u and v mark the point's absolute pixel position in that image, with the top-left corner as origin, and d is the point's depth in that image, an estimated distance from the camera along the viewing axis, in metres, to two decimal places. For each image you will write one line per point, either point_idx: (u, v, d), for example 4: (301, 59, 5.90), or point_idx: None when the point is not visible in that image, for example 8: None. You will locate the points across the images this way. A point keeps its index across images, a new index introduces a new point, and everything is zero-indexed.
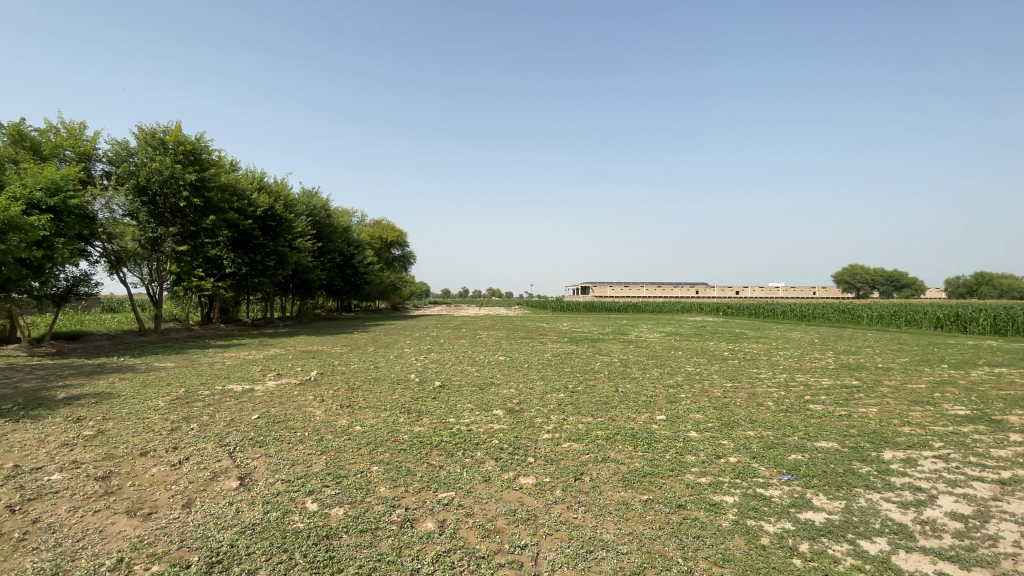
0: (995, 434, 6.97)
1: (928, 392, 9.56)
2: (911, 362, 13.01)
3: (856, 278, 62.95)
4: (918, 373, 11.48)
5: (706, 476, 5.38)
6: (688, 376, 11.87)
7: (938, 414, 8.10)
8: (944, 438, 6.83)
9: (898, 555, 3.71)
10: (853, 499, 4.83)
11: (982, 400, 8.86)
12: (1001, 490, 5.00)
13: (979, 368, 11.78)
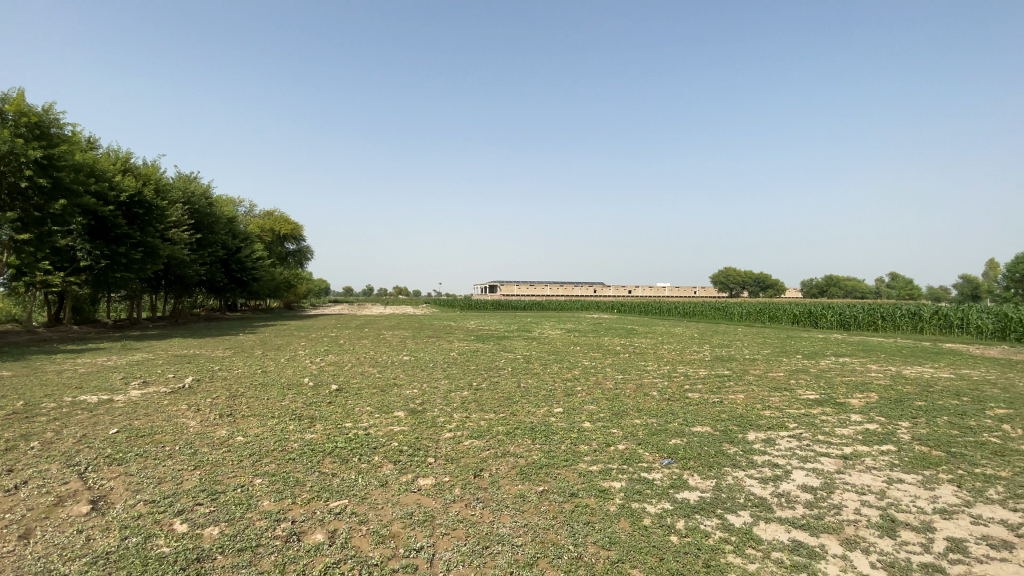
0: (835, 415, 8.15)
1: (786, 380, 10.98)
2: (772, 353, 14.86)
3: (731, 279, 70.66)
4: (777, 363, 13.10)
5: (597, 464, 5.64)
6: (586, 370, 12.44)
7: (793, 398, 9.31)
8: (798, 420, 7.86)
9: (759, 526, 4.16)
10: (723, 477, 5.35)
11: (828, 386, 10.35)
12: (840, 463, 5.84)
13: (824, 358, 13.77)
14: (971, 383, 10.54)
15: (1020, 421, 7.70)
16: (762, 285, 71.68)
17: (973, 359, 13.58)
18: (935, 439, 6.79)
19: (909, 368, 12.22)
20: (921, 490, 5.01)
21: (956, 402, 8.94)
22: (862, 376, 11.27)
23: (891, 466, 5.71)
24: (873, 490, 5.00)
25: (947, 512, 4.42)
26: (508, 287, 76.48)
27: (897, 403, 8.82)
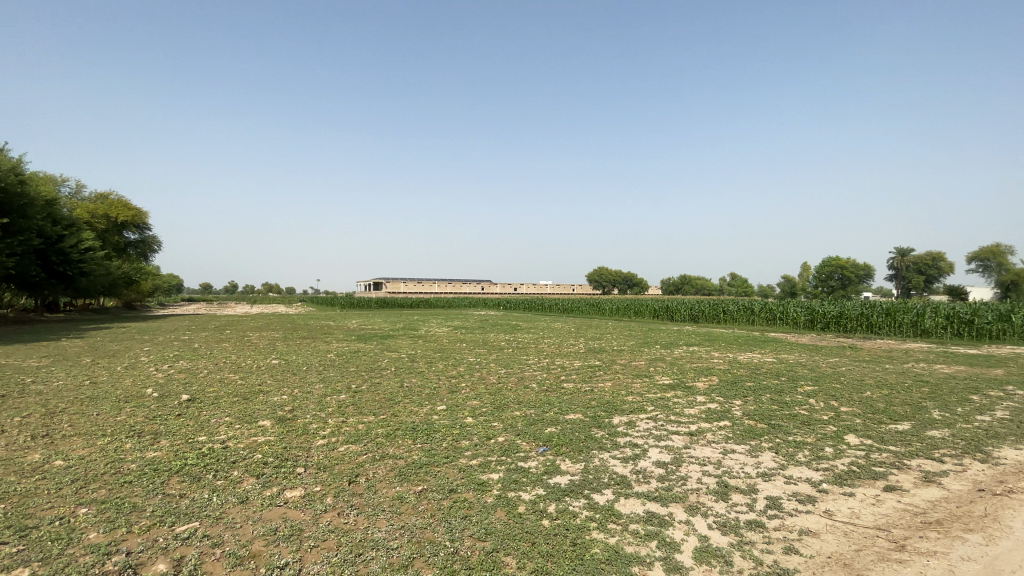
0: (686, 397, 9.24)
1: (646, 367, 12.19)
2: (636, 344, 16.41)
3: (604, 278, 76.57)
4: (642, 353, 14.47)
5: (477, 458, 5.73)
6: (469, 366, 12.56)
7: (652, 383, 10.38)
8: (655, 402, 8.78)
9: (619, 502, 4.56)
10: (591, 459, 5.77)
11: (680, 371, 11.72)
12: (689, 440, 6.63)
13: (678, 347, 15.57)
14: (788, 365, 12.67)
15: (819, 395, 9.46)
16: (631, 284, 78.67)
17: (789, 345, 16.33)
18: (760, 413, 8.04)
19: (744, 354, 14.30)
20: (749, 457, 5.90)
21: (776, 381, 10.70)
22: (708, 362, 12.93)
23: (728, 439, 6.63)
24: (713, 461, 5.75)
25: (767, 476, 5.25)
26: (393, 284, 74.18)
27: (733, 384, 10.27)
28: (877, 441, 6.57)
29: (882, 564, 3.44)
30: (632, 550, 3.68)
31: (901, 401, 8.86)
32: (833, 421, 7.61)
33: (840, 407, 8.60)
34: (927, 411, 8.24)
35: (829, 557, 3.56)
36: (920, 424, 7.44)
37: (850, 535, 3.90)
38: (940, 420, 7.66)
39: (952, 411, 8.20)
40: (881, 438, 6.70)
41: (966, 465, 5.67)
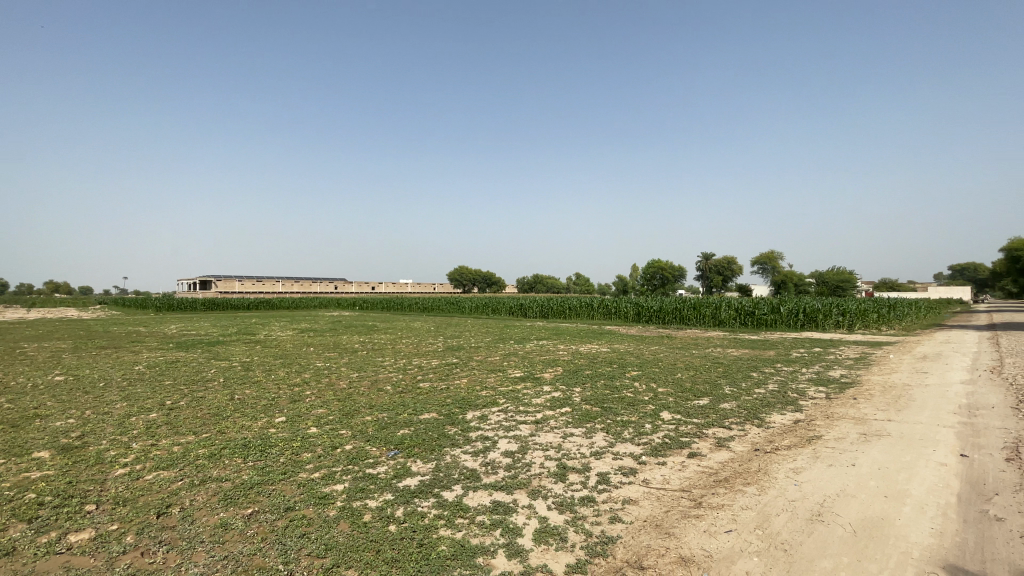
0: (534, 388, 9.84)
1: (501, 362, 12.69)
2: (492, 340, 16.98)
3: (463, 276, 77.69)
4: (496, 349, 15.01)
5: (319, 470, 5.35)
6: (316, 371, 11.70)
7: (505, 377, 10.83)
8: (507, 395, 9.17)
9: (467, 496, 4.66)
10: (442, 457, 5.80)
11: (531, 364, 12.43)
12: (534, 428, 7.07)
13: (530, 342, 16.49)
14: (621, 354, 14.28)
15: (645, 378, 10.85)
16: (490, 282, 81.06)
17: (623, 336, 18.43)
18: (596, 398, 8.93)
19: (586, 346, 15.72)
20: (585, 439, 6.50)
21: (611, 369, 11.97)
22: (555, 355, 13.95)
23: (568, 424, 7.22)
24: (555, 446, 6.21)
25: (600, 454, 5.84)
26: (227, 283, 65.64)
27: (575, 374, 11.24)
28: (685, 415, 7.77)
29: (684, 520, 4.07)
30: (477, 542, 3.78)
31: (704, 381, 10.61)
32: (654, 401, 8.79)
33: (660, 388, 9.97)
34: (722, 387, 10.00)
35: (645, 520, 4.09)
36: (716, 398, 9.00)
37: (662, 499, 4.53)
38: (730, 394, 9.36)
39: (739, 386, 10.08)
40: (688, 413, 7.92)
41: (746, 430, 7.01)
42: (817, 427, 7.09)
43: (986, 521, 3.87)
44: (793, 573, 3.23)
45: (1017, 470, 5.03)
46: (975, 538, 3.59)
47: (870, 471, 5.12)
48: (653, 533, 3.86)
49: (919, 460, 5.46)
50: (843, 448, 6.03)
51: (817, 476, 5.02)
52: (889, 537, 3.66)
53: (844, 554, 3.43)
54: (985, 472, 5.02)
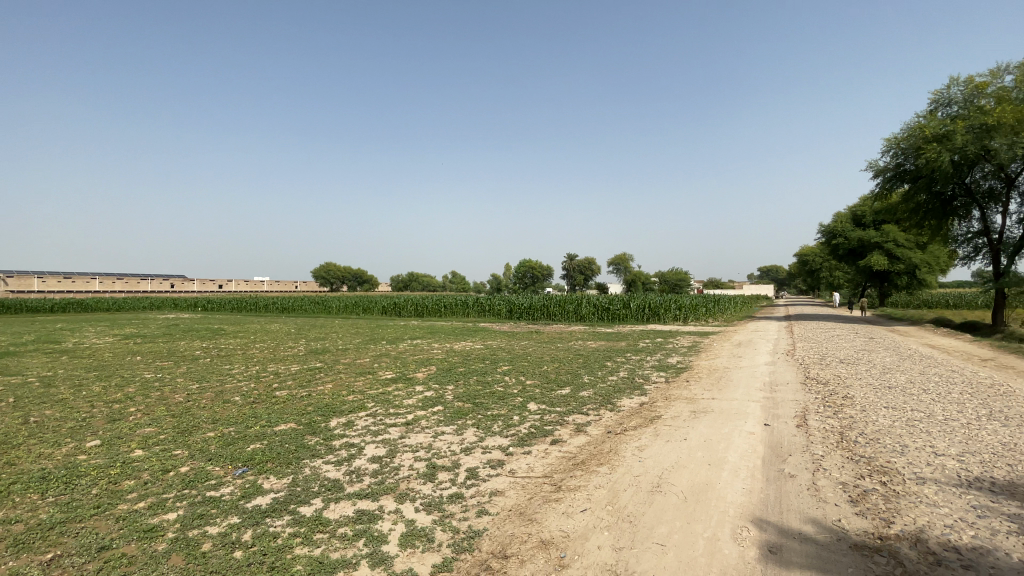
0: (404, 389, 9.61)
1: (370, 364, 12.17)
2: (361, 342, 16.23)
3: (329, 273, 72.77)
4: (365, 350, 14.33)
5: (145, 498, 4.56)
6: (144, 384, 9.98)
7: (374, 379, 10.41)
8: (376, 398, 8.83)
9: (328, 509, 4.35)
10: (300, 470, 5.35)
11: (402, 364, 12.14)
12: (404, 430, 6.90)
13: (402, 342, 16.10)
14: (492, 350, 14.68)
15: (514, 372, 11.27)
16: (359, 280, 77.21)
17: (495, 333, 18.90)
18: (467, 395, 9.02)
19: (458, 343, 15.85)
20: (455, 436, 6.52)
21: (483, 365, 12.23)
22: (428, 354, 13.80)
23: (438, 423, 7.18)
24: (425, 446, 6.12)
25: (469, 450, 5.90)
26: (17, 281, 52.90)
27: (447, 372, 11.23)
28: (550, 405, 8.23)
29: (545, 504, 4.30)
30: (338, 556, 3.56)
31: (567, 372, 11.35)
32: (522, 393, 9.17)
33: (528, 381, 10.44)
34: (583, 377, 10.80)
35: (510, 510, 4.24)
36: (577, 387, 9.68)
37: (526, 487, 4.73)
38: (590, 383, 10.14)
39: (597, 375, 11.00)
40: (553, 403, 8.40)
41: (602, 414, 7.66)
42: (659, 409, 8.02)
43: (780, 478, 4.74)
44: (636, 541, 3.60)
45: (802, 434, 6.26)
46: (773, 493, 4.38)
47: (699, 444, 5.95)
48: (517, 522, 4.01)
49: (735, 432, 6.49)
50: (680, 425, 6.92)
51: (658, 452, 5.69)
52: (713, 500, 4.28)
53: (678, 518, 3.93)
54: (781, 437, 6.16)
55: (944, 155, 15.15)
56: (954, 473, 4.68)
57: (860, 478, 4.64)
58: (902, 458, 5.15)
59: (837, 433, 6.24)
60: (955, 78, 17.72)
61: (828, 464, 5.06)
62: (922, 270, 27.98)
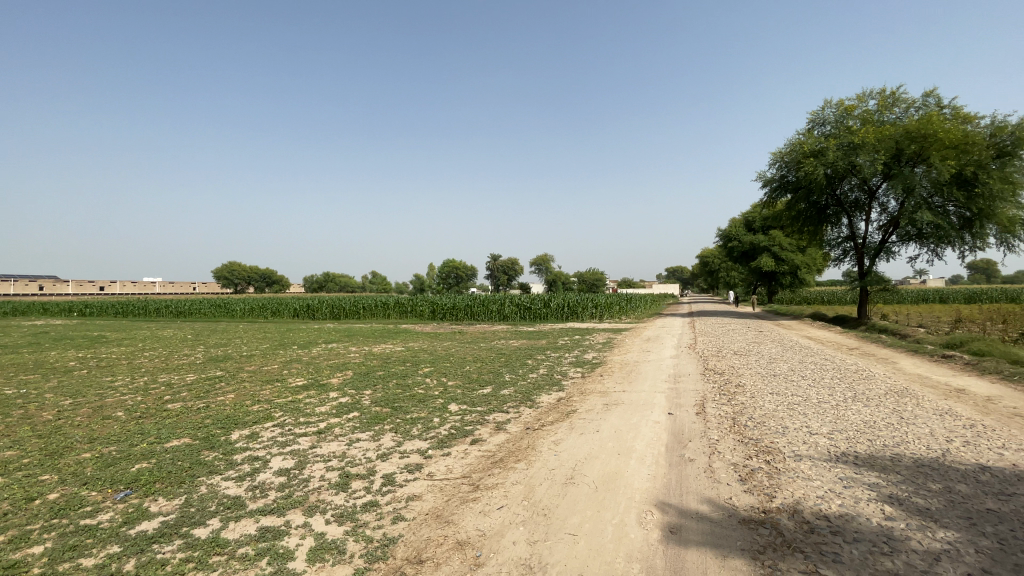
0: (317, 396, 9.12)
1: (280, 371, 11.44)
2: (270, 347, 15.20)
3: (234, 274, 67.14)
4: (274, 356, 13.42)
5: (2, 533, 3.95)
6: (1, 402, 8.60)
7: (283, 387, 9.80)
8: (285, 407, 8.31)
9: (227, 528, 4.02)
10: (195, 489, 4.89)
11: (316, 370, 11.54)
12: (315, 439, 6.56)
13: (315, 346, 15.29)
14: (413, 351, 14.41)
15: (435, 374, 11.12)
16: (268, 280, 72.10)
17: (416, 334, 18.52)
18: (386, 399, 8.77)
19: (378, 346, 15.39)
20: (371, 443, 6.31)
21: (403, 367, 11.96)
22: (344, 358, 13.21)
23: (354, 430, 6.91)
24: (338, 454, 5.87)
25: (386, 455, 5.74)
26: None
27: (365, 376, 10.83)
28: (470, 405, 8.23)
29: (462, 505, 4.31)
30: None
31: (488, 371, 11.42)
32: (442, 395, 9.08)
33: (449, 381, 10.37)
34: (503, 375, 10.92)
35: (427, 514, 4.18)
36: (498, 386, 9.77)
37: (443, 490, 4.69)
38: (510, 381, 10.27)
39: (517, 373, 11.18)
40: (473, 403, 8.42)
41: (521, 412, 7.81)
42: (575, 403, 8.33)
43: (681, 463, 5.14)
44: (549, 533, 3.71)
45: (701, 421, 6.82)
46: (675, 477, 4.73)
47: (611, 434, 6.29)
48: (433, 525, 3.97)
49: (643, 421, 6.94)
50: (593, 418, 7.25)
51: (573, 445, 5.92)
52: (621, 488, 4.54)
53: (588, 508, 4.12)
54: (683, 425, 6.68)
55: (819, 168, 17.27)
56: (824, 450, 5.33)
57: (748, 458, 5.15)
58: (783, 439, 5.78)
59: (730, 418, 6.88)
60: (828, 101, 20.19)
61: (723, 448, 5.56)
62: (802, 270, 31.55)
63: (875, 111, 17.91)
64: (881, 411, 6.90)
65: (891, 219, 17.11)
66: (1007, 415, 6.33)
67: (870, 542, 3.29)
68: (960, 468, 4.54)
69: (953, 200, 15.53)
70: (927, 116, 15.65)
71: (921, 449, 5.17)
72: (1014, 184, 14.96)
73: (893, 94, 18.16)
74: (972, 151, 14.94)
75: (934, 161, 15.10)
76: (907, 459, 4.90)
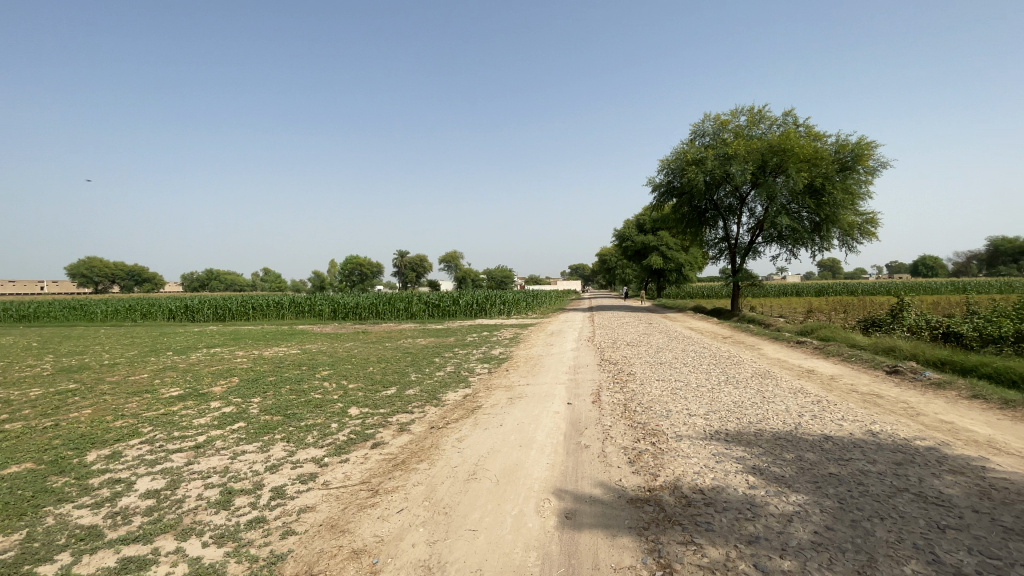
0: (197, 407, 8.20)
1: (150, 381, 10.12)
2: (139, 354, 13.40)
3: (92, 271, 58.08)
4: (144, 364, 11.85)
5: None
6: None
7: (155, 399, 8.68)
8: (156, 421, 7.36)
9: (80, 563, 3.44)
10: (38, 521, 4.14)
11: (195, 378, 10.38)
12: (192, 455, 5.86)
13: (196, 351, 13.76)
14: (311, 354, 13.56)
15: (335, 377, 10.55)
16: (138, 278, 63.47)
17: (315, 336, 17.43)
18: (278, 406, 8.13)
19: (270, 349, 14.25)
20: (258, 454, 5.79)
21: (298, 371, 11.19)
22: (230, 364, 12.05)
23: (239, 442, 6.29)
24: (219, 469, 5.29)
25: (275, 467, 5.29)
26: None
27: (253, 383, 9.95)
28: (373, 408, 7.93)
29: (360, 511, 4.10)
30: None
31: (392, 372, 11.07)
32: (342, 398, 8.64)
33: (350, 384, 9.91)
34: (409, 375, 10.67)
35: (320, 524, 3.91)
36: (402, 387, 9.51)
37: (339, 498, 4.42)
38: (416, 381, 10.06)
39: (422, 372, 10.99)
40: (375, 405, 8.11)
41: (426, 411, 7.70)
42: (480, 399, 8.38)
43: (578, 450, 5.42)
44: (449, 532, 3.68)
45: (597, 409, 7.24)
46: (572, 464, 4.98)
47: (513, 428, 6.44)
48: (327, 535, 3.72)
49: (543, 413, 7.20)
50: (497, 412, 7.38)
51: (476, 441, 5.97)
52: (522, 479, 4.67)
53: (489, 502, 4.17)
54: (580, 413, 7.05)
55: (699, 176, 19.17)
56: (701, 429, 5.92)
57: (637, 441, 5.58)
58: (667, 421, 6.34)
59: (622, 405, 7.40)
60: (708, 115, 22.37)
61: (615, 433, 5.97)
62: (686, 267, 34.67)
63: (745, 126, 20.15)
64: (747, 392, 7.83)
65: (757, 222, 19.42)
66: (845, 392, 7.47)
67: (737, 509, 3.67)
68: (808, 439, 5.27)
69: (806, 206, 17.93)
70: (786, 133, 17.95)
71: (779, 425, 5.93)
72: (851, 194, 17.60)
73: (759, 112, 20.56)
74: (820, 165, 17.40)
75: (791, 173, 17.34)
76: (768, 434, 5.60)
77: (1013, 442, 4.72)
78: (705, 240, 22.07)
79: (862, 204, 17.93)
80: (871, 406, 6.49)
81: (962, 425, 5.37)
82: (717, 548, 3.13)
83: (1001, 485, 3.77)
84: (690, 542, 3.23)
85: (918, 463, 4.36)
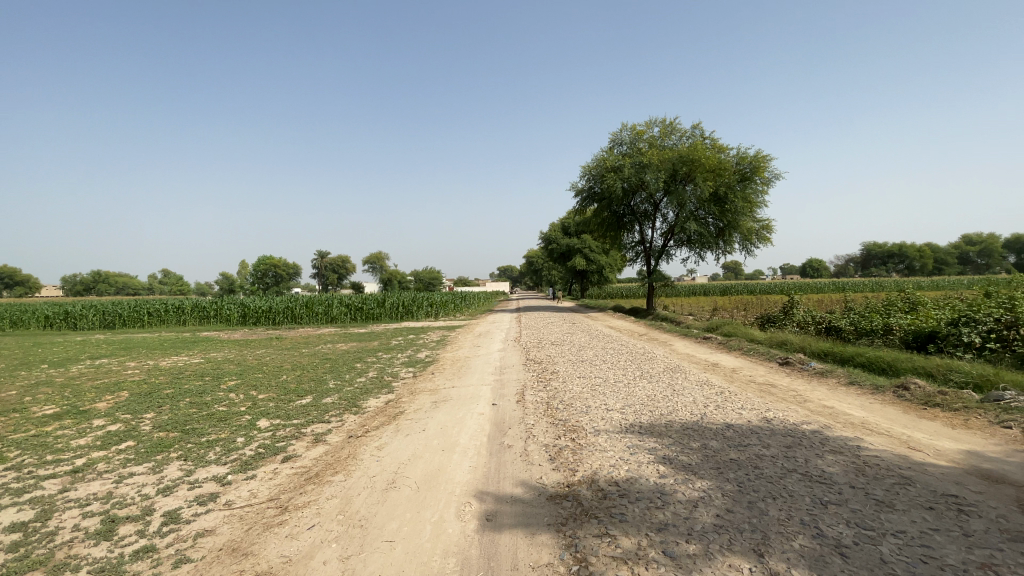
0: (76, 426, 7.16)
1: (18, 399, 8.72)
2: (4, 368, 11.52)
3: None
4: (9, 380, 10.17)
5: None
6: None
7: (23, 419, 7.49)
8: (25, 444, 6.35)
9: None
10: None
11: (75, 394, 9.09)
12: (68, 481, 5.08)
13: (77, 364, 12.07)
14: (217, 363, 12.42)
15: (243, 387, 9.71)
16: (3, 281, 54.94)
17: (222, 343, 15.97)
18: (175, 421, 7.33)
19: (170, 359, 12.88)
20: (150, 476, 5.16)
21: (201, 382, 10.18)
22: (120, 376, 10.71)
23: (126, 463, 5.56)
24: (102, 495, 4.64)
25: (168, 489, 4.73)
26: None
27: (147, 397, 8.91)
28: (286, 419, 7.41)
29: (267, 531, 3.78)
30: None
31: (310, 379, 10.42)
32: (251, 410, 7.96)
33: (262, 394, 9.18)
34: (327, 383, 10.09)
35: (220, 549, 3.53)
36: (320, 395, 8.97)
37: (244, 518, 4.03)
38: (334, 388, 9.55)
39: (342, 379, 10.44)
40: (288, 416, 7.57)
41: (344, 420, 7.33)
42: (403, 405, 8.11)
43: (500, 450, 5.41)
44: (364, 545, 3.49)
45: (521, 408, 7.29)
46: (494, 465, 4.97)
47: (435, 432, 6.31)
48: (228, 560, 3.39)
49: (467, 415, 7.14)
50: (420, 417, 7.19)
51: (396, 448, 5.76)
52: (442, 484, 4.57)
53: (408, 510, 4.04)
54: (504, 413, 7.07)
55: (618, 182, 20.08)
56: (617, 423, 6.16)
57: (557, 438, 5.69)
58: (586, 417, 6.53)
59: (544, 403, 7.52)
60: (625, 125, 23.54)
61: (537, 431, 6.04)
62: (606, 270, 36.12)
63: (658, 137, 21.42)
64: (660, 387, 8.27)
65: (670, 227, 20.67)
66: (745, 383, 8.13)
67: (648, 499, 3.84)
68: (713, 428, 5.66)
69: (712, 213, 19.38)
70: (694, 145, 19.30)
71: (688, 416, 6.33)
72: (750, 203, 19.26)
73: (671, 124, 21.95)
74: (724, 175, 18.89)
75: (699, 181, 18.67)
76: (677, 425, 5.94)
77: (880, 423, 5.38)
78: (623, 243, 23.13)
79: (758, 211, 19.68)
80: (766, 395, 7.12)
81: (841, 409, 6.04)
82: (630, 538, 3.25)
83: (871, 462, 4.28)
84: (604, 534, 3.33)
85: (805, 445, 4.85)
